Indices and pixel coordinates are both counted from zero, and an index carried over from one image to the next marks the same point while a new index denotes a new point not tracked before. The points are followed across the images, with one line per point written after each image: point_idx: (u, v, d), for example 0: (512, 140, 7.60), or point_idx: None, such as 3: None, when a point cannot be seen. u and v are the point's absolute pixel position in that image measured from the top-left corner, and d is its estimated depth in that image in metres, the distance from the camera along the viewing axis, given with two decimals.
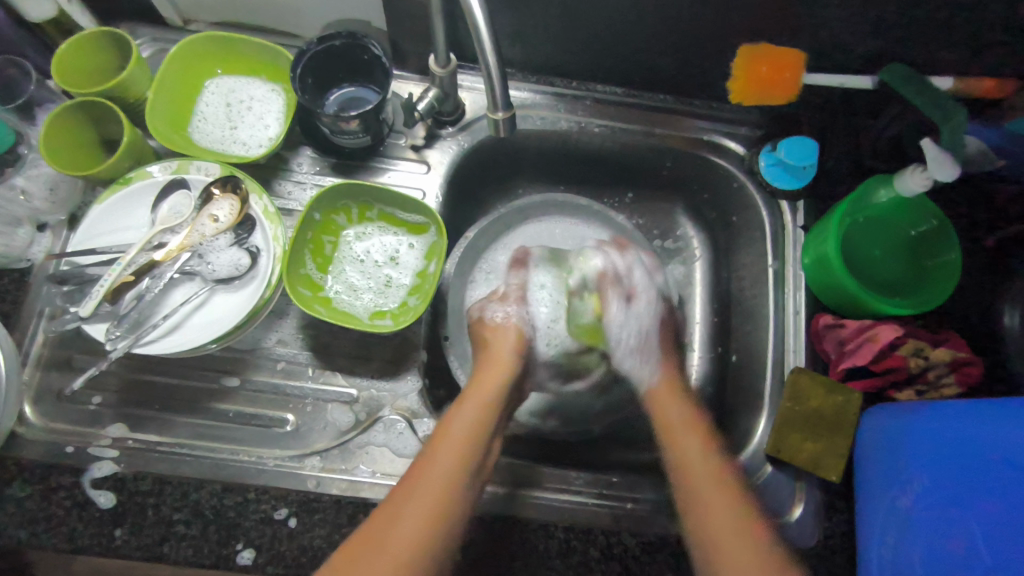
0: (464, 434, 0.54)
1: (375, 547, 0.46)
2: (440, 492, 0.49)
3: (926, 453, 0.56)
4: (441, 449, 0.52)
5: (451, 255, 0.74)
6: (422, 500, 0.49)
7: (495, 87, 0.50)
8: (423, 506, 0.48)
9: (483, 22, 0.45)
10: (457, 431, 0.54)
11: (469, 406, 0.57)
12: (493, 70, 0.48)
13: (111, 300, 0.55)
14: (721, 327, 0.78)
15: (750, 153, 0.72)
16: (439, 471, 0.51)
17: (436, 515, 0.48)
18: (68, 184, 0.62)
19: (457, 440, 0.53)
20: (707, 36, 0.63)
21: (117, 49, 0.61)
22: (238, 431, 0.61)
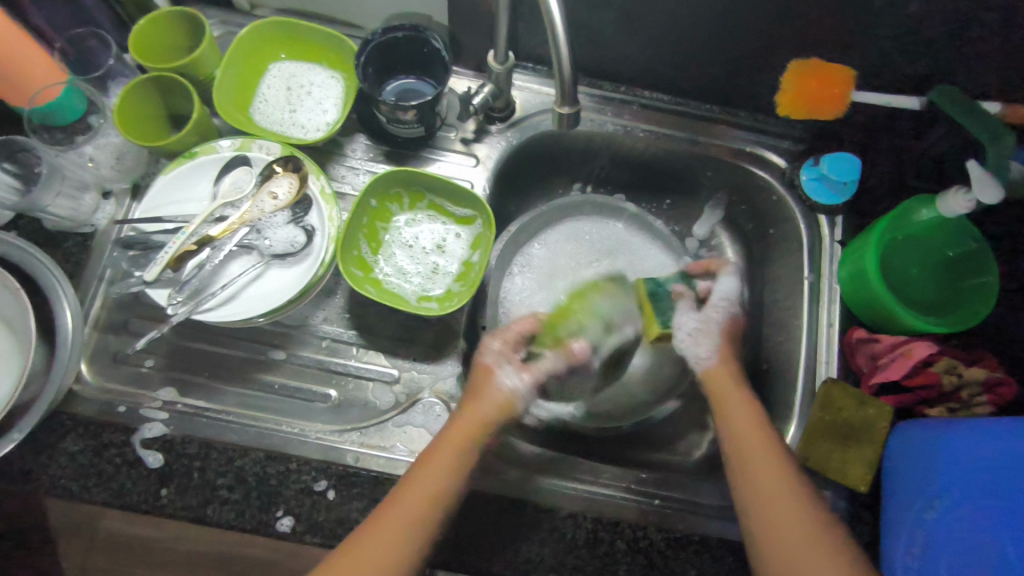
0: (453, 452, 0.52)
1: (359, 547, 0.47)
2: (420, 509, 0.49)
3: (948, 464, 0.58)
4: (432, 461, 0.51)
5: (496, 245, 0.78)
6: (404, 513, 0.49)
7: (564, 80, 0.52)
8: (403, 517, 0.48)
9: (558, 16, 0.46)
10: (446, 447, 0.52)
11: (464, 421, 0.54)
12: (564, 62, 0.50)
13: (173, 267, 0.57)
14: (751, 337, 0.79)
15: (792, 167, 0.73)
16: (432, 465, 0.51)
17: (415, 525, 0.48)
18: (134, 155, 0.65)
19: (448, 461, 0.51)
20: (761, 48, 0.65)
21: (189, 26, 0.64)
22: (282, 403, 0.63)
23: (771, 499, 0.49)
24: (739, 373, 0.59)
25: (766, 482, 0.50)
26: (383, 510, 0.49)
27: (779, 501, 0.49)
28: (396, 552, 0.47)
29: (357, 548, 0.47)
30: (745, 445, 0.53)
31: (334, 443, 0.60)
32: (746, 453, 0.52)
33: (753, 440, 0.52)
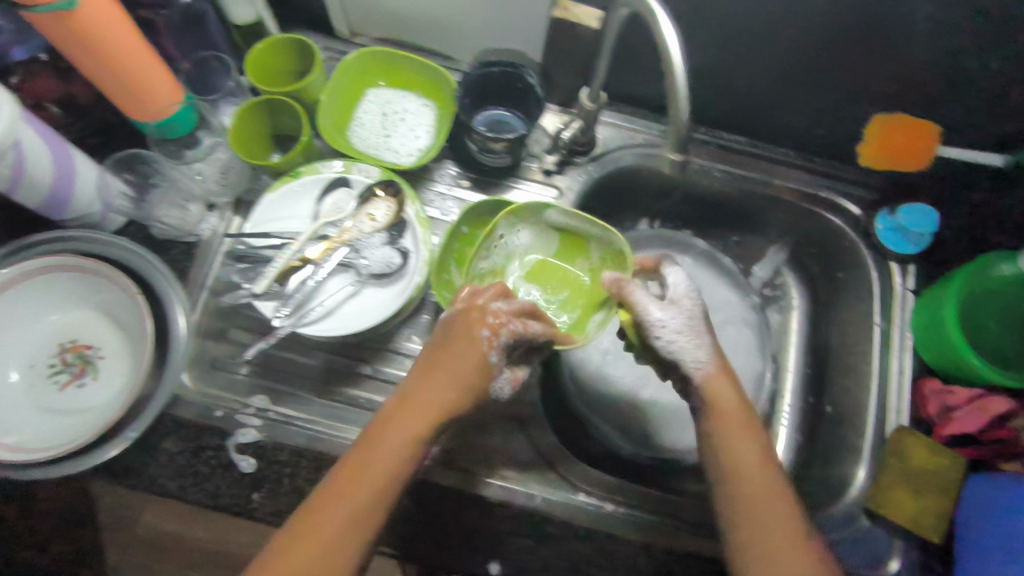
0: (426, 410, 0.48)
1: (325, 507, 0.45)
2: (392, 470, 0.46)
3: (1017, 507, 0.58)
4: (403, 419, 0.47)
5: None
6: (375, 475, 0.46)
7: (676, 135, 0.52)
8: (373, 477, 0.46)
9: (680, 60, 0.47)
10: (419, 405, 0.48)
11: (436, 376, 0.49)
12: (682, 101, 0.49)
13: (280, 281, 0.61)
14: (815, 378, 0.80)
15: (867, 214, 0.75)
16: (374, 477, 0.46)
17: (386, 488, 0.46)
18: (238, 170, 0.68)
19: (417, 425, 0.47)
20: (846, 98, 0.67)
21: (301, 52, 0.67)
22: (366, 416, 0.65)
23: (757, 501, 0.49)
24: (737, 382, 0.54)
25: (755, 483, 0.50)
26: (350, 469, 0.46)
27: (766, 501, 0.49)
28: (366, 514, 0.45)
29: (324, 510, 0.45)
30: (733, 454, 0.51)
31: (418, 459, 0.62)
32: (734, 450, 0.51)
33: (740, 445, 0.51)
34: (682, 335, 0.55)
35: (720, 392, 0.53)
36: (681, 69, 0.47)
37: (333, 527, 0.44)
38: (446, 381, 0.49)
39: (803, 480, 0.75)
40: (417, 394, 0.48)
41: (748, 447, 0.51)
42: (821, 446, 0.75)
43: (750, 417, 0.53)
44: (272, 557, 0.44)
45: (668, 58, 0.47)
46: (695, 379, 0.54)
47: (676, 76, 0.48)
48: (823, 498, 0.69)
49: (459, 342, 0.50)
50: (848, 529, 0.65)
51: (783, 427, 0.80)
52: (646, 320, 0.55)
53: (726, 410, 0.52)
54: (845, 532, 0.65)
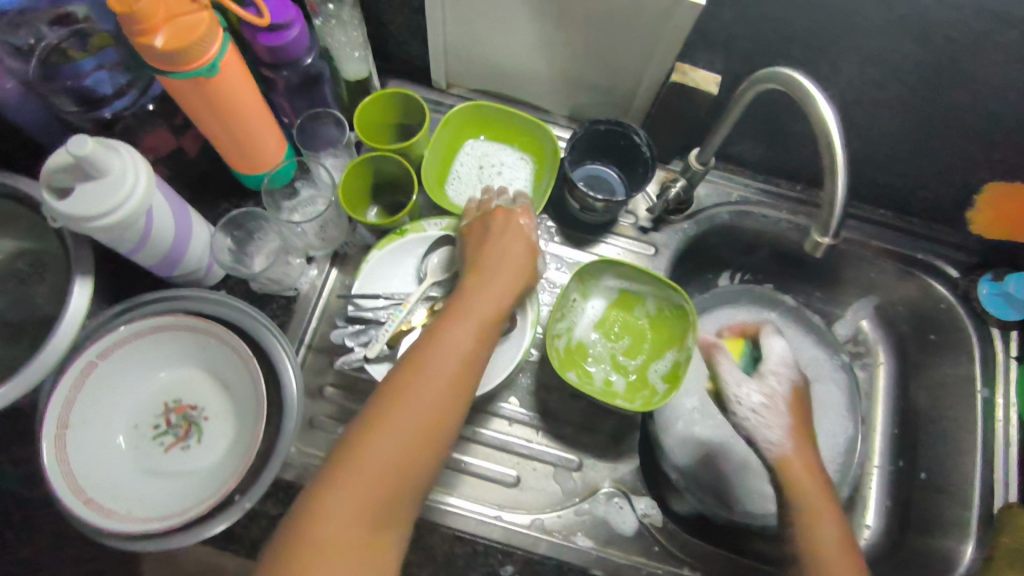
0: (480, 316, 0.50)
1: (403, 398, 0.44)
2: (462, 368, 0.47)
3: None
4: (459, 322, 0.49)
5: None
6: (446, 371, 0.46)
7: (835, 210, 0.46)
8: (446, 372, 0.46)
9: (842, 149, 0.45)
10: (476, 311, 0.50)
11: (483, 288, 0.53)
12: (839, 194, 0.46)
13: (392, 344, 0.59)
14: (904, 440, 0.78)
15: (967, 279, 0.73)
16: (409, 404, 0.44)
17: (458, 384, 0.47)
18: (337, 225, 0.67)
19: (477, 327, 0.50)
20: (961, 166, 0.65)
21: (405, 109, 0.67)
22: (465, 481, 0.63)
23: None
24: (814, 455, 0.56)
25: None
26: (413, 365, 0.46)
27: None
28: (446, 409, 0.46)
29: (397, 401, 0.44)
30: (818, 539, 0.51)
31: (520, 527, 0.61)
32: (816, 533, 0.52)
33: (819, 515, 0.53)
34: (759, 412, 0.58)
35: (807, 483, 0.54)
36: (843, 156, 0.45)
37: (419, 416, 0.44)
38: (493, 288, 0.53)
39: (897, 550, 0.72)
40: (469, 302, 0.51)
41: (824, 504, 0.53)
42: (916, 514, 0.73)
43: (829, 495, 0.54)
44: (344, 466, 0.42)
45: (828, 145, 0.45)
46: (768, 457, 0.56)
47: (836, 166, 0.45)
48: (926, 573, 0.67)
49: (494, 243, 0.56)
50: None
51: (872, 492, 0.78)
52: (728, 393, 0.59)
53: (805, 487, 0.54)
54: None
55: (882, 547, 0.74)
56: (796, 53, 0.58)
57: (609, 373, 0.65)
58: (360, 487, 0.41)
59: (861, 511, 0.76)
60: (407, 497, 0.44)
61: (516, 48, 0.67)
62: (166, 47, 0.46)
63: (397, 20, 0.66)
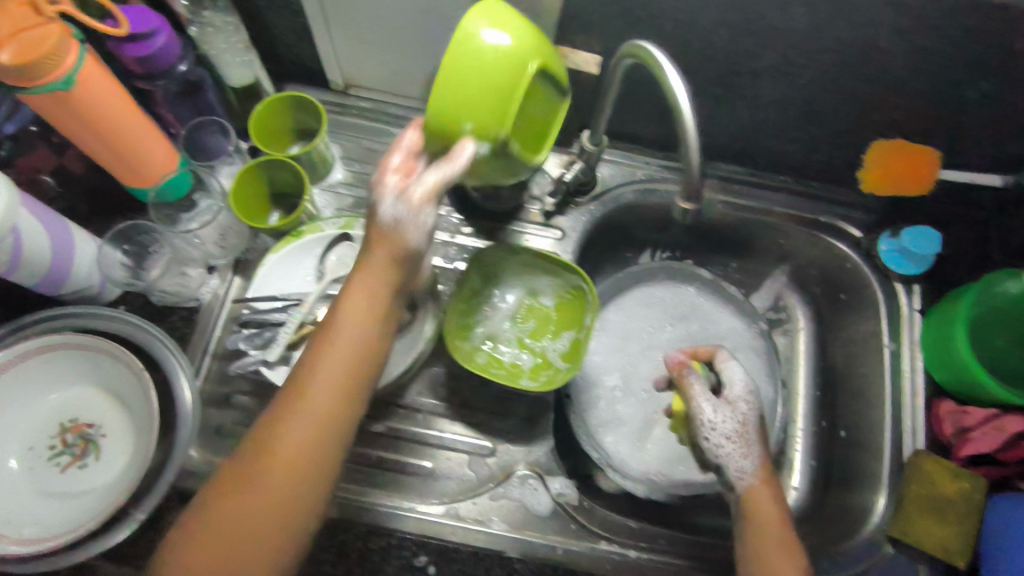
0: (338, 357, 0.46)
1: (261, 459, 0.45)
2: (328, 429, 0.46)
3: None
4: (319, 367, 0.46)
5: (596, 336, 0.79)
6: (302, 435, 0.45)
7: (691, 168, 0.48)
8: (303, 426, 0.45)
9: (691, 121, 0.46)
10: (337, 357, 0.46)
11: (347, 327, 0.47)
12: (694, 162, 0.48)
13: (291, 347, 0.58)
14: (825, 400, 0.80)
15: (869, 237, 0.75)
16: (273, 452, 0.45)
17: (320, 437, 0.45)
18: (237, 231, 0.67)
19: (335, 376, 0.46)
20: (847, 128, 0.66)
21: (300, 111, 0.66)
22: (377, 476, 0.63)
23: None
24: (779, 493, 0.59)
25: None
26: (295, 400, 0.46)
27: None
28: (312, 442, 0.45)
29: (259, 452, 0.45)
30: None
31: (433, 518, 0.61)
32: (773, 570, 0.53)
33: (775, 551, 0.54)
34: (729, 440, 0.60)
35: (770, 529, 0.56)
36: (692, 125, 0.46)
37: (269, 483, 0.44)
38: (358, 317, 0.47)
39: (821, 506, 0.74)
40: (334, 340, 0.47)
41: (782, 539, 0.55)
42: (837, 470, 0.75)
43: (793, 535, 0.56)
44: (216, 514, 0.44)
45: (677, 110, 0.46)
46: (739, 487, 0.59)
47: (688, 139, 0.47)
48: (843, 528, 0.69)
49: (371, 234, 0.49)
50: (872, 558, 0.65)
51: (798, 452, 0.79)
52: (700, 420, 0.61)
53: (770, 530, 0.56)
54: (870, 562, 0.65)
55: (807, 506, 0.76)
56: (668, 29, 0.58)
57: (518, 359, 0.65)
58: (232, 526, 0.43)
59: (786, 472, 0.78)
60: (290, 528, 0.45)
61: (401, 42, 0.66)
62: (14, 62, 0.45)
63: (279, 23, 0.66)
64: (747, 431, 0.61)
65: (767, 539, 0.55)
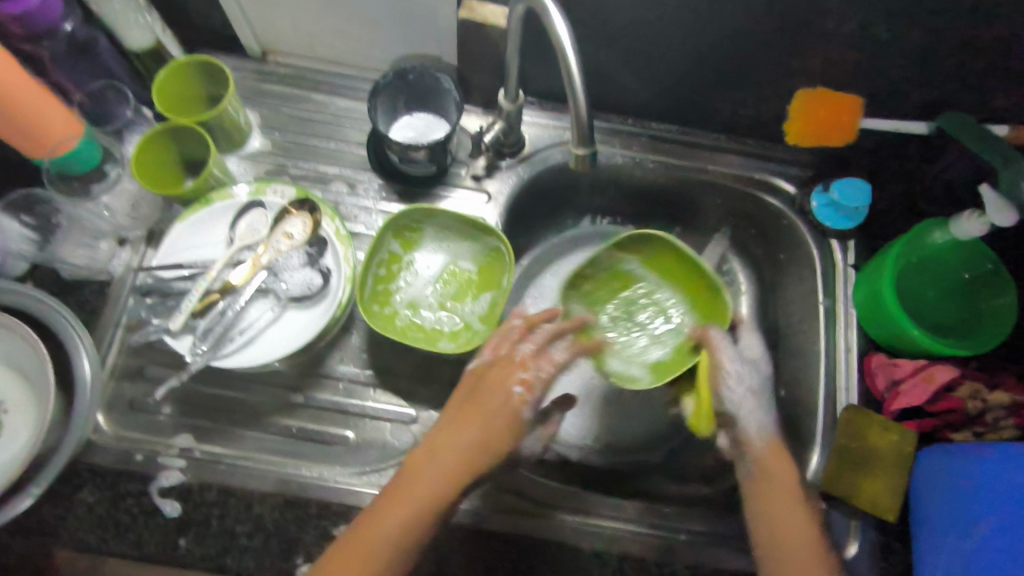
0: (438, 481, 0.49)
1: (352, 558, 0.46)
2: (410, 532, 0.47)
3: (979, 481, 0.57)
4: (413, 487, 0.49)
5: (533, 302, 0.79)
6: (382, 547, 0.47)
7: (582, 119, 0.49)
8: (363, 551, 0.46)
9: (573, 60, 0.46)
10: (435, 474, 0.50)
11: (454, 448, 0.51)
12: (580, 103, 0.48)
13: (198, 315, 0.58)
14: (771, 362, 0.77)
15: (802, 192, 0.73)
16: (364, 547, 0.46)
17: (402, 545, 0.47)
18: (149, 202, 0.65)
19: (437, 483, 0.49)
20: (769, 79, 0.65)
21: (207, 76, 0.65)
22: (299, 446, 0.62)
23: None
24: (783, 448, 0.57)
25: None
26: (386, 503, 0.49)
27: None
28: (410, 519, 0.48)
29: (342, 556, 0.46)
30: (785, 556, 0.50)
31: (351, 487, 0.59)
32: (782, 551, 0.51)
33: (791, 525, 0.52)
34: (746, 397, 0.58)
35: (785, 503, 0.53)
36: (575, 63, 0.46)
37: None
38: (468, 444, 0.51)
39: None
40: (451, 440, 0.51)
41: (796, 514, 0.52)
42: None
43: (808, 508, 0.53)
44: None
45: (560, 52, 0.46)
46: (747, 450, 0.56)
47: (573, 81, 0.47)
48: None
49: (478, 387, 0.54)
50: None
51: None
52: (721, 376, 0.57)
53: (782, 506, 0.52)
54: None
55: None
56: None
57: (440, 324, 0.65)
58: None
59: None
60: None
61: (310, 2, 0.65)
62: None
63: None
64: (759, 385, 0.60)
65: (780, 516, 0.52)
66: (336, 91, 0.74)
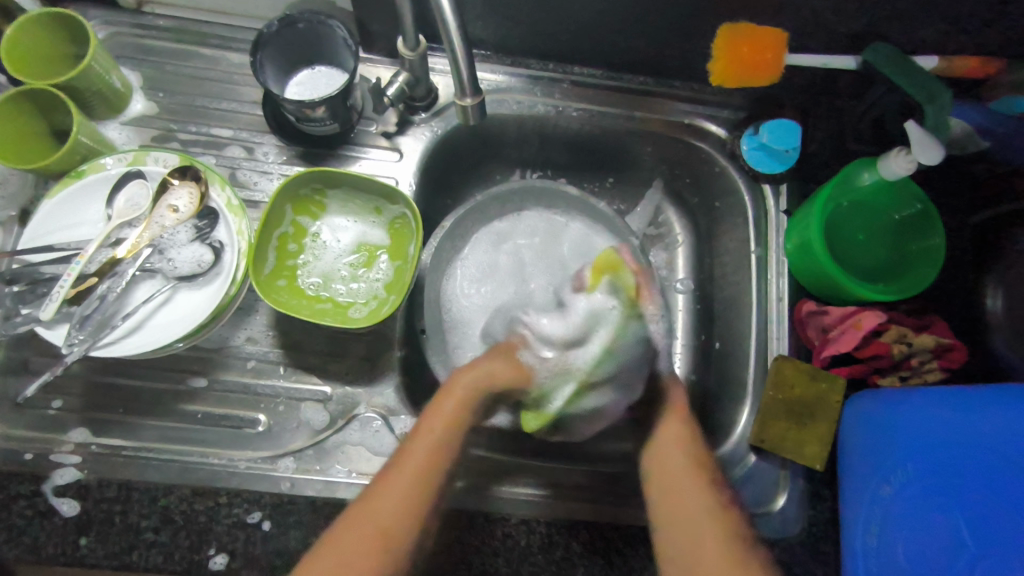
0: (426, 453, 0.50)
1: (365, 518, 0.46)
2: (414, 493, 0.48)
3: (893, 433, 0.57)
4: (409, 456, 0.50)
5: (454, 276, 0.73)
6: (388, 501, 0.47)
7: (463, 73, 0.47)
8: (378, 516, 0.46)
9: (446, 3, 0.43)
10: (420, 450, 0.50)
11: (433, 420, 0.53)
12: (459, 53, 0.45)
13: (73, 302, 0.52)
14: (704, 313, 0.76)
15: (732, 136, 0.70)
16: (379, 508, 0.47)
17: (412, 505, 0.47)
18: (18, 179, 0.59)
19: (432, 447, 0.51)
20: (689, 15, 0.60)
21: (67, 31, 0.58)
22: (207, 433, 0.59)
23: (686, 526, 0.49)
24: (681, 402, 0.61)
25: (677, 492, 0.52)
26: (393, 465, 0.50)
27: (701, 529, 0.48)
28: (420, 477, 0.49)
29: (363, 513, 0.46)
30: (672, 485, 0.53)
31: (265, 471, 0.57)
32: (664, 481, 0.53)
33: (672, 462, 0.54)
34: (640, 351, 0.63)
35: (673, 448, 0.56)
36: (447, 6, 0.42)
37: (358, 552, 0.44)
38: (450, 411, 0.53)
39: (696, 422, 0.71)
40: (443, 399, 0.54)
41: (680, 451, 0.55)
42: (713, 384, 0.72)
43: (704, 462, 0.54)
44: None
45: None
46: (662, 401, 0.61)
47: (447, 25, 0.44)
48: (711, 442, 0.67)
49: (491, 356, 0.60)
50: (734, 470, 0.64)
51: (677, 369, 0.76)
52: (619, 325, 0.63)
53: (668, 451, 0.56)
54: (731, 474, 0.64)
55: None
56: None
57: (354, 296, 0.61)
58: None
59: None
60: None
61: None
62: None
63: None
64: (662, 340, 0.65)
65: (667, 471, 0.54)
66: (224, 45, 0.67)
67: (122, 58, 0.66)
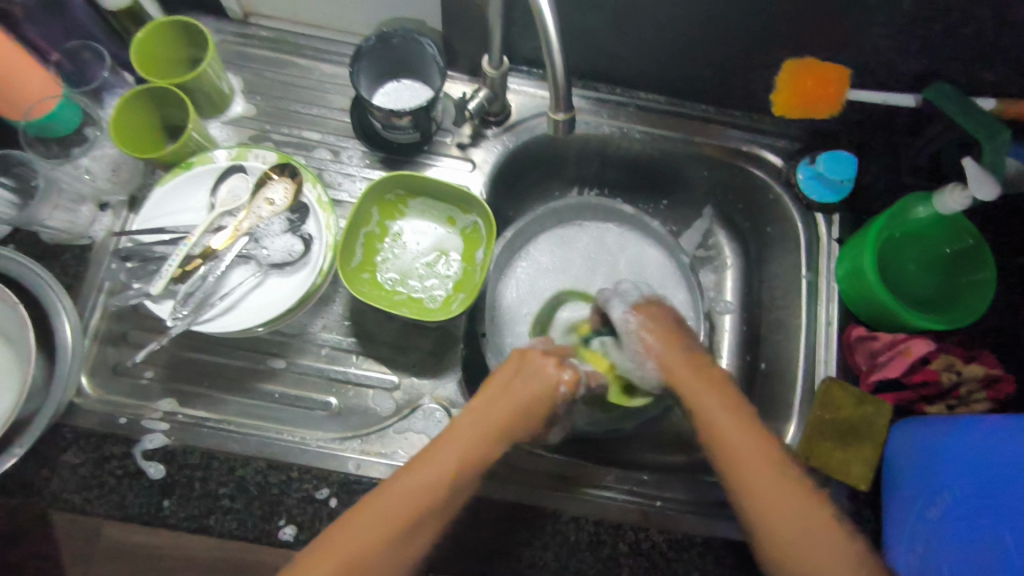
0: (464, 445, 0.50)
1: (381, 497, 0.47)
2: (423, 501, 0.46)
3: (937, 455, 0.58)
4: (436, 459, 0.48)
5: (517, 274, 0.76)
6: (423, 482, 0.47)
7: (559, 87, 0.51)
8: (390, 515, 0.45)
9: (552, 23, 0.47)
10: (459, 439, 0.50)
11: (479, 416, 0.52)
12: (558, 71, 0.50)
13: (179, 280, 0.58)
14: (750, 335, 0.78)
15: (789, 164, 0.73)
16: (416, 482, 0.47)
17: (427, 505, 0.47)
18: (130, 166, 0.65)
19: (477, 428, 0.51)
20: (756, 48, 0.65)
21: (187, 36, 0.64)
22: (282, 412, 0.63)
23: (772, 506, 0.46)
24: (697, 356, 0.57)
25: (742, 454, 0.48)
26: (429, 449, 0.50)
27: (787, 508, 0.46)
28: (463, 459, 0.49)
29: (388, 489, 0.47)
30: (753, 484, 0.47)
31: (334, 451, 0.60)
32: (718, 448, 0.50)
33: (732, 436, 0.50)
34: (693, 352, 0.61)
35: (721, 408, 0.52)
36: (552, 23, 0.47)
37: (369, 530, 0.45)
38: (482, 427, 0.51)
39: None
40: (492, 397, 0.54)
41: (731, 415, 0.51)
42: (758, 403, 0.74)
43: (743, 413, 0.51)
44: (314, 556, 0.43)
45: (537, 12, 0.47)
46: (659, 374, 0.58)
47: (549, 38, 0.48)
48: None
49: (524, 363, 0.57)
50: None
51: None
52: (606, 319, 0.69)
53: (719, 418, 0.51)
54: None
55: None
56: None
57: (427, 291, 0.65)
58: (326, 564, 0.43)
59: None
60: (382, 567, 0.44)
61: None
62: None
63: None
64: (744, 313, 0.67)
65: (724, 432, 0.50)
66: (319, 56, 0.73)
67: (226, 63, 0.72)
